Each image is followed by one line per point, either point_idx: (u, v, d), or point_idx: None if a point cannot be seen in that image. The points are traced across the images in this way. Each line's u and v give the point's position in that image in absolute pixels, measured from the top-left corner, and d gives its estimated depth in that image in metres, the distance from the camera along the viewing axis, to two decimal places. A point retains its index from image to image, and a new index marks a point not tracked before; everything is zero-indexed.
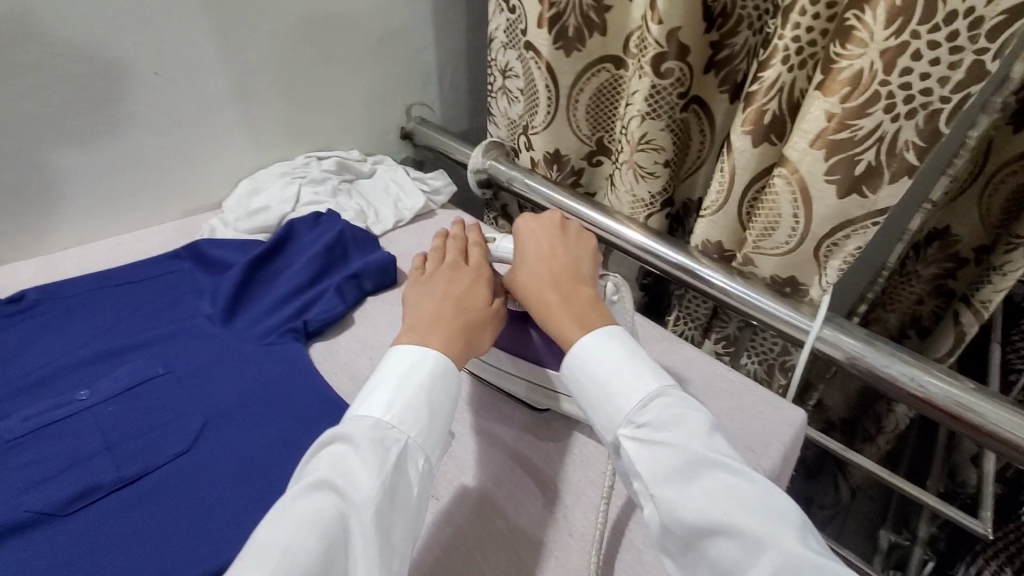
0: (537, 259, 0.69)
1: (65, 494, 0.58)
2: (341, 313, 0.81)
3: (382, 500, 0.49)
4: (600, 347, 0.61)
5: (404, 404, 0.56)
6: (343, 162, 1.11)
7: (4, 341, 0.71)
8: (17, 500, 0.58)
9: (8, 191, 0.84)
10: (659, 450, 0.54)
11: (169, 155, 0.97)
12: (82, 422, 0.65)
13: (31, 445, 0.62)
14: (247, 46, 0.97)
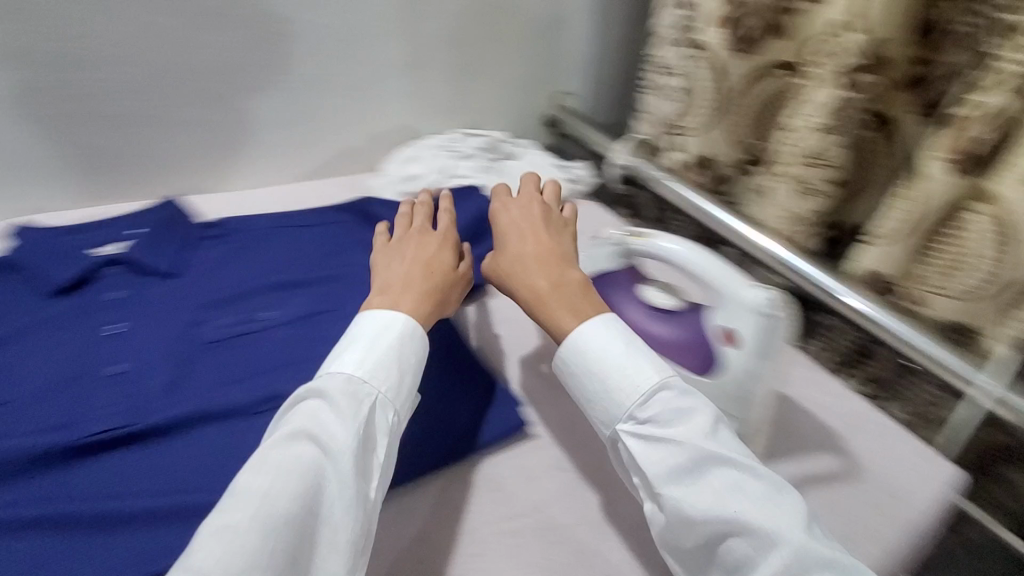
0: (519, 236, 0.67)
1: (256, 395, 0.62)
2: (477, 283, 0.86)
3: (358, 451, 0.47)
4: (602, 336, 0.57)
5: (378, 360, 0.53)
6: (492, 142, 1.16)
7: (204, 261, 0.80)
8: (215, 392, 0.62)
9: (209, 132, 0.95)
10: (662, 450, 0.51)
11: (339, 116, 1.05)
12: (267, 338, 0.70)
13: (226, 348, 0.68)
14: (424, 21, 1.03)
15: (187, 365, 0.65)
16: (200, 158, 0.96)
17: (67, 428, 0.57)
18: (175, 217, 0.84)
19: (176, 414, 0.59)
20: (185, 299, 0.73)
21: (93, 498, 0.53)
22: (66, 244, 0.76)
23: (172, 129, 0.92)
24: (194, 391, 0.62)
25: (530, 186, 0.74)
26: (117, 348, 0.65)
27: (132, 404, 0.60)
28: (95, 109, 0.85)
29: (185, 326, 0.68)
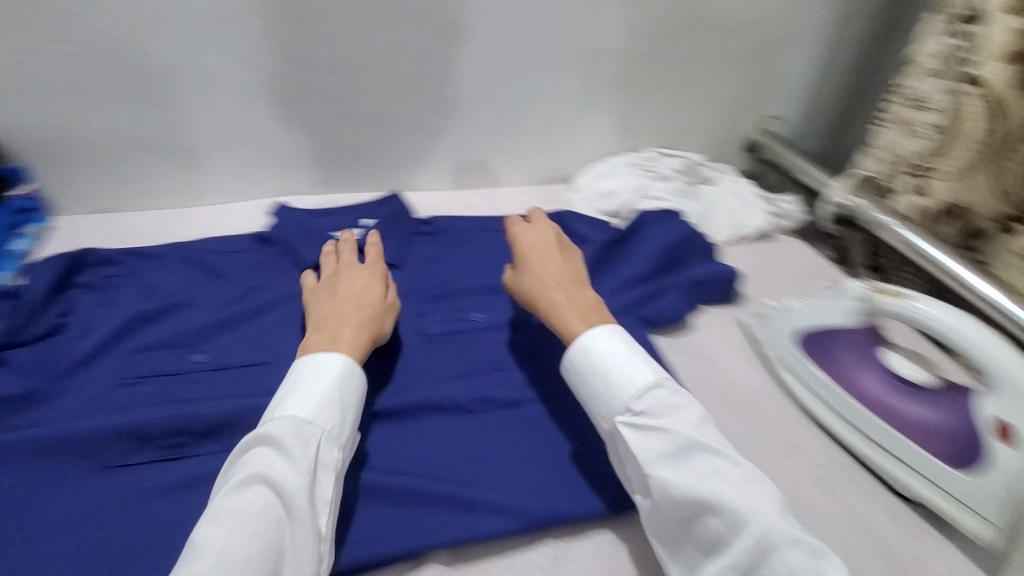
0: (543, 253, 0.72)
1: (469, 394, 0.65)
2: (680, 320, 0.80)
3: (309, 495, 0.48)
4: (604, 341, 0.61)
5: (321, 402, 0.53)
6: (689, 165, 1.10)
7: (418, 258, 0.85)
8: (436, 385, 0.65)
9: (429, 132, 0.97)
10: (652, 438, 0.54)
11: (547, 126, 1.04)
12: (476, 339, 0.73)
13: (442, 343, 0.72)
14: (644, 39, 1.01)
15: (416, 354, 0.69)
16: (419, 155, 0.99)
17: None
18: (398, 215, 0.88)
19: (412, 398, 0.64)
20: (405, 294, 0.78)
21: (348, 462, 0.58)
22: (310, 232, 0.83)
23: (401, 130, 0.95)
24: (416, 382, 0.66)
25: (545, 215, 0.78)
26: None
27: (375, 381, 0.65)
28: (348, 107, 0.90)
29: (410, 318, 0.74)
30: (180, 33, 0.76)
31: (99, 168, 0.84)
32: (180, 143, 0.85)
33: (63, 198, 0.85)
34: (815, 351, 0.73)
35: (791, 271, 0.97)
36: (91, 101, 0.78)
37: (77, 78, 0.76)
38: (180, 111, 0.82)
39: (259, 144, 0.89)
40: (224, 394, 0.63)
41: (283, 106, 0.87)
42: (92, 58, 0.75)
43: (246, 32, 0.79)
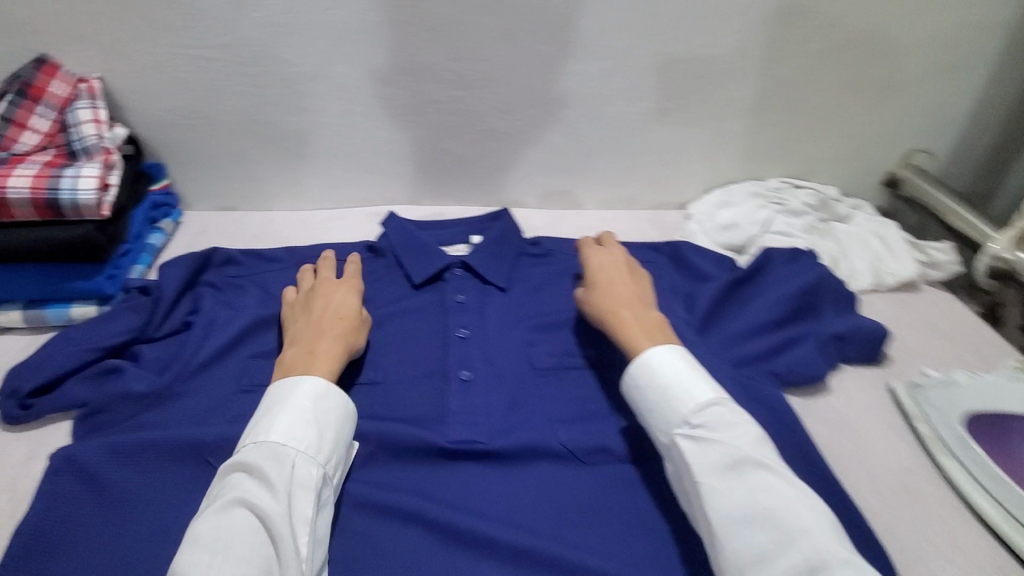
0: (617, 276, 0.72)
1: (587, 443, 0.62)
2: (817, 378, 0.73)
3: (288, 516, 0.48)
4: (664, 360, 0.60)
5: (299, 423, 0.54)
6: (823, 199, 0.99)
7: (524, 281, 0.81)
8: (550, 429, 0.63)
9: (544, 151, 0.93)
10: (710, 452, 0.54)
11: (666, 151, 0.97)
12: (590, 378, 0.69)
13: (553, 379, 0.68)
14: (788, 60, 0.91)
15: (526, 391, 0.66)
16: (531, 172, 0.96)
17: (435, 423, 0.62)
18: (508, 233, 0.84)
19: (524, 441, 0.60)
20: (512, 321, 0.75)
21: (453, 506, 0.56)
22: (420, 246, 0.81)
23: (517, 145, 0.92)
24: (529, 424, 0.63)
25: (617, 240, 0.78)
26: (465, 353, 0.68)
27: (484, 417, 0.62)
28: (464, 123, 0.87)
29: (519, 349, 0.71)
30: (316, 43, 0.76)
31: (228, 169, 0.86)
32: (303, 148, 0.86)
33: (193, 195, 0.88)
34: (983, 433, 0.68)
35: (943, 329, 0.86)
36: (226, 105, 0.80)
37: (215, 83, 0.78)
38: (306, 118, 0.83)
39: (376, 152, 0.89)
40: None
41: (401, 116, 0.85)
42: (231, 64, 0.76)
43: (376, 43, 0.78)
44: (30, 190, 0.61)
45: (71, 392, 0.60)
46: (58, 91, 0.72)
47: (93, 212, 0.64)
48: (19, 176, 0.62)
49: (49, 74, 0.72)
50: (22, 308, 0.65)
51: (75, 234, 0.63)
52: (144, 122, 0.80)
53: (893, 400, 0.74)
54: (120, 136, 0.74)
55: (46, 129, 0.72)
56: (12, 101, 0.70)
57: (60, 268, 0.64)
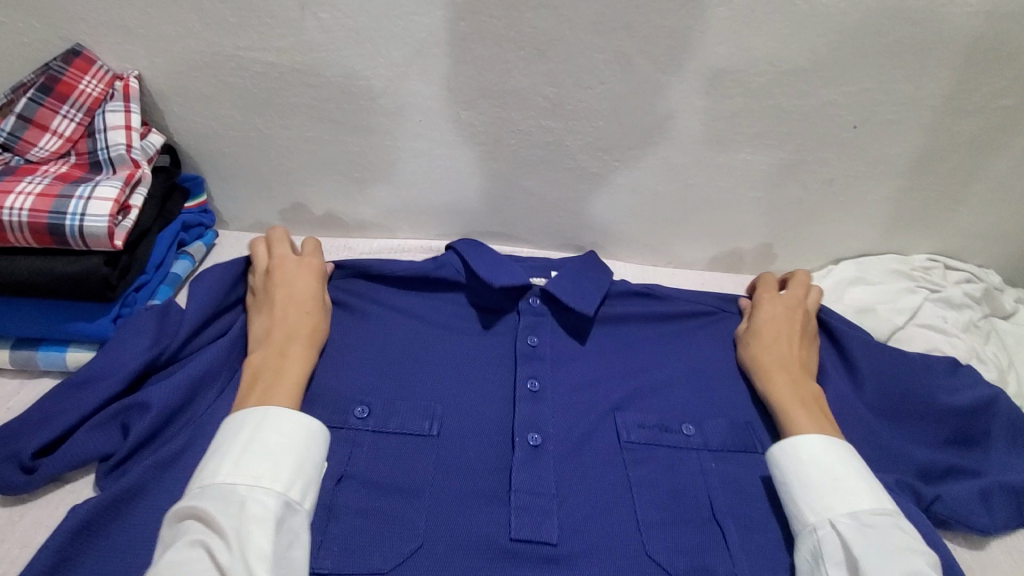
0: (772, 326, 0.66)
1: (684, 559, 0.51)
2: (981, 527, 0.56)
3: (240, 553, 0.42)
4: (839, 451, 0.54)
5: (250, 453, 0.46)
6: (985, 288, 0.80)
7: (613, 348, 0.67)
8: (640, 531, 0.52)
9: (641, 199, 0.78)
10: (888, 557, 0.46)
11: (790, 210, 0.80)
12: (689, 465, 0.57)
13: (643, 459, 0.57)
14: (966, 114, 0.72)
15: (606, 474, 0.56)
16: (622, 222, 0.81)
17: (500, 504, 0.52)
18: (593, 272, 0.71)
19: (598, 545, 0.51)
20: (595, 397, 0.62)
21: None
22: (502, 264, 0.68)
23: (611, 190, 0.77)
24: (612, 521, 0.52)
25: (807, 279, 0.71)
26: (535, 414, 0.58)
27: (554, 503, 0.52)
28: (550, 158, 0.73)
29: (602, 416, 0.60)
30: (390, 54, 0.63)
31: (275, 188, 0.75)
32: (361, 171, 0.74)
33: (233, 213, 0.77)
34: None
35: None
36: (280, 117, 0.68)
37: (269, 91, 0.66)
38: (369, 139, 0.70)
39: (445, 184, 0.76)
40: (385, 474, 0.53)
41: (478, 145, 0.71)
42: (290, 71, 0.64)
43: (461, 58, 0.64)
44: (28, 215, 0.50)
45: (87, 443, 0.49)
46: (88, 90, 0.61)
47: (104, 245, 0.52)
48: (19, 196, 0.51)
49: (80, 69, 0.61)
50: (12, 346, 0.54)
51: (80, 268, 0.52)
52: (185, 128, 0.68)
53: None
54: (154, 146, 0.64)
55: (70, 132, 0.62)
56: (35, 98, 0.60)
57: (60, 304, 0.54)
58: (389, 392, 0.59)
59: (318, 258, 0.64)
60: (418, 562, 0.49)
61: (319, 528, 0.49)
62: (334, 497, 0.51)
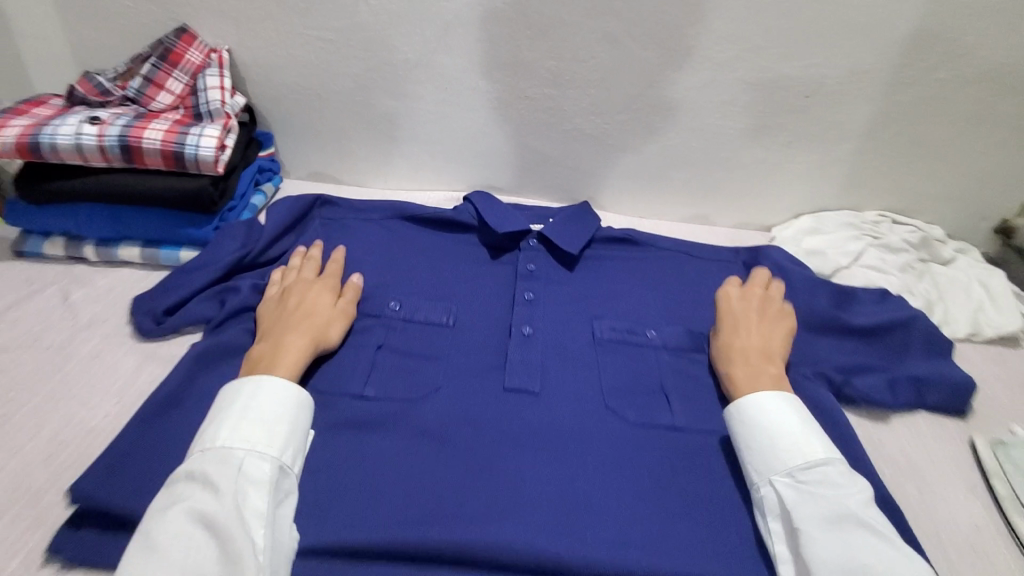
0: (746, 325, 0.71)
1: (634, 414, 0.66)
2: (883, 405, 0.71)
3: (235, 510, 0.46)
4: (777, 415, 0.60)
5: (246, 421, 0.52)
6: (924, 237, 0.93)
7: (598, 276, 0.83)
8: (602, 393, 0.68)
9: (628, 157, 0.93)
10: (809, 501, 0.53)
11: (755, 169, 0.94)
12: (647, 356, 0.73)
13: (611, 351, 0.73)
14: (904, 86, 0.85)
15: (583, 357, 0.72)
16: (612, 178, 0.96)
17: (498, 370, 0.68)
18: (584, 216, 0.87)
19: (570, 399, 0.67)
20: (579, 306, 0.78)
21: (499, 440, 0.62)
22: (505, 212, 0.85)
23: (602, 149, 0.92)
24: (582, 387, 0.68)
25: (767, 280, 0.77)
26: (530, 313, 0.74)
27: (539, 371, 0.68)
28: (551, 121, 0.89)
29: (584, 320, 0.76)
30: (426, 32, 0.80)
31: (327, 144, 0.92)
32: (398, 132, 0.91)
33: (293, 164, 0.95)
34: None
35: None
36: (336, 85, 0.86)
37: (329, 63, 0.83)
38: (405, 104, 0.88)
39: (465, 143, 0.92)
40: (414, 348, 0.70)
41: (493, 110, 0.88)
42: (346, 47, 0.82)
43: (481, 36, 0.80)
44: (160, 142, 0.68)
45: (197, 308, 0.66)
46: (192, 59, 0.79)
47: (210, 169, 0.70)
48: (153, 128, 0.69)
49: (188, 42, 0.79)
50: (141, 246, 0.72)
51: (194, 187, 0.70)
52: (260, 93, 0.86)
53: (971, 451, 0.68)
54: (239, 104, 0.82)
55: (178, 91, 0.80)
56: (155, 64, 0.78)
57: (175, 214, 0.71)
58: (417, 296, 0.76)
59: (336, 280, 0.72)
60: (435, 402, 0.64)
61: (361, 375, 0.66)
62: (376, 359, 0.68)
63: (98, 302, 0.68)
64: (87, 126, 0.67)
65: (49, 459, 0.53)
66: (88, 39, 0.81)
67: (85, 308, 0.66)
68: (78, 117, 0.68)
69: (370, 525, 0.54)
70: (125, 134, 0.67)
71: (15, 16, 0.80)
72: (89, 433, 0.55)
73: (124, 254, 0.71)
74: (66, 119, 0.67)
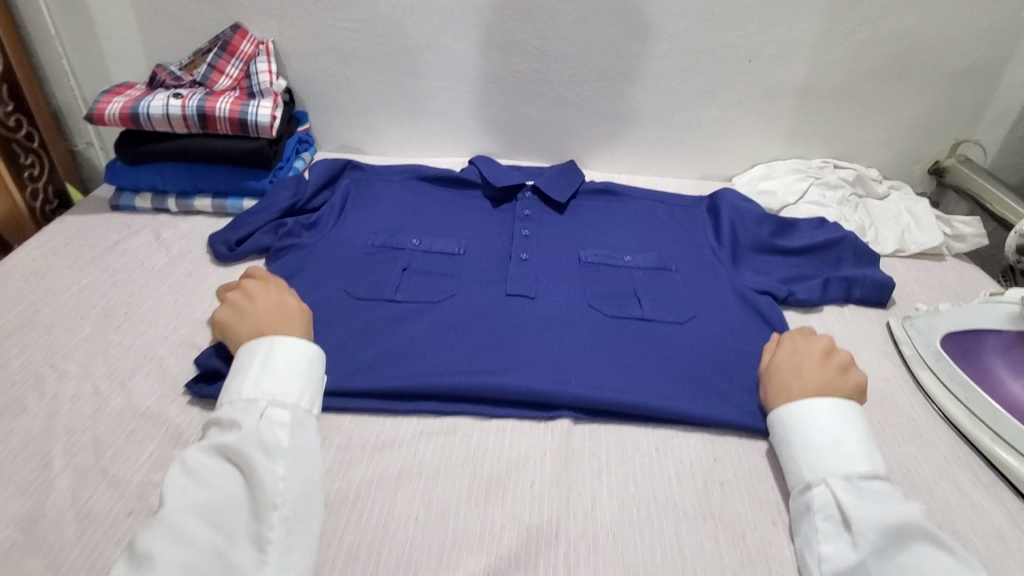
0: (806, 380, 0.64)
1: (613, 311, 0.76)
2: (818, 299, 0.85)
3: (258, 446, 0.52)
4: (832, 431, 0.58)
5: (267, 375, 0.58)
6: (860, 177, 1.09)
7: (586, 215, 0.95)
8: (587, 298, 0.78)
9: (606, 119, 1.10)
10: (871, 509, 0.51)
11: (714, 125, 1.11)
12: (625, 274, 0.83)
13: (596, 271, 0.83)
14: (830, 48, 1.02)
15: (571, 274, 0.82)
16: (594, 138, 1.13)
17: (499, 284, 0.78)
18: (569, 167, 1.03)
19: (560, 303, 0.77)
20: (570, 237, 0.89)
21: (497, 330, 0.72)
22: (502, 170, 0.97)
23: (582, 113, 1.09)
24: (571, 296, 0.78)
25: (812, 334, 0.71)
26: (527, 244, 0.85)
27: (535, 283, 0.78)
28: (539, 90, 1.06)
29: (573, 248, 0.87)
30: (433, 20, 0.98)
31: (353, 119, 1.10)
32: (411, 105, 1.08)
33: (324, 139, 1.13)
34: (959, 352, 0.74)
35: (950, 286, 0.93)
36: (360, 68, 1.04)
37: (355, 50, 1.01)
38: (417, 81, 1.05)
39: (467, 113, 1.09)
40: (431, 270, 0.80)
41: (489, 83, 1.05)
42: (367, 35, 1.00)
43: (478, 21, 0.98)
44: (229, 111, 0.86)
45: (260, 239, 0.82)
46: (246, 49, 0.98)
47: (266, 132, 0.87)
48: (222, 100, 0.87)
49: (241, 36, 0.98)
50: (212, 198, 0.90)
51: (254, 147, 0.87)
52: (298, 79, 1.05)
53: (888, 331, 0.83)
54: (282, 86, 1.00)
55: (234, 75, 0.98)
56: (217, 54, 0.97)
57: (238, 171, 0.89)
58: (425, 231, 0.88)
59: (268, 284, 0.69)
60: (453, 304, 0.75)
61: (380, 285, 0.77)
62: (404, 277, 0.78)
63: (184, 239, 0.85)
64: (172, 101, 0.85)
65: (165, 338, 0.69)
66: (159, 37, 1.00)
67: (173, 243, 0.84)
68: (163, 95, 0.87)
69: (394, 378, 0.65)
70: (202, 106, 0.85)
71: (100, 21, 0.99)
72: (192, 320, 0.71)
73: (199, 204, 0.89)
74: (154, 97, 0.86)
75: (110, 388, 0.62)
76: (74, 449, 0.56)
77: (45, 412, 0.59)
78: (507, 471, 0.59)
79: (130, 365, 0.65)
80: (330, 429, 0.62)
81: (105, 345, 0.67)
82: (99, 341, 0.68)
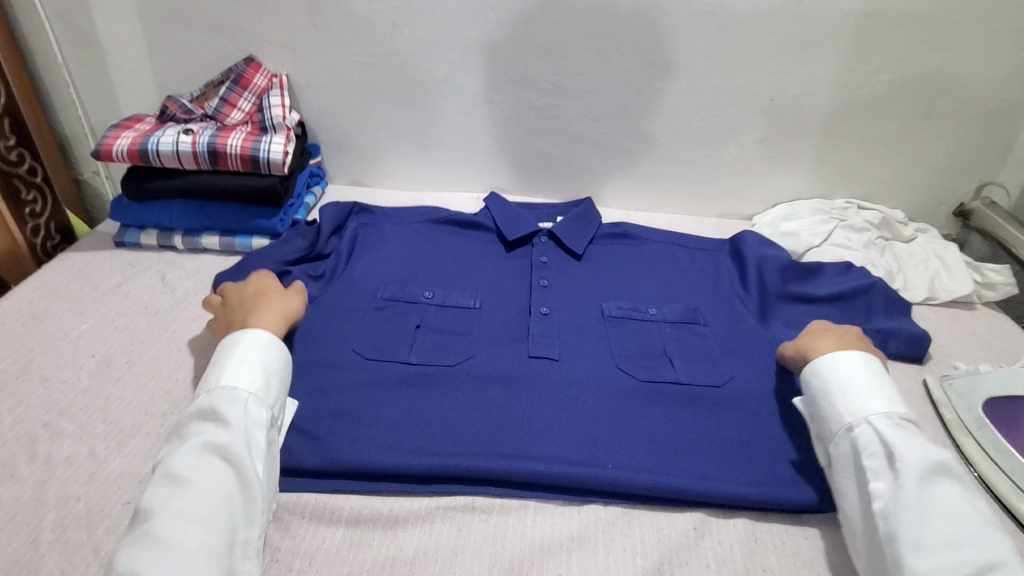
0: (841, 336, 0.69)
1: (641, 374, 0.71)
2: None
3: (244, 444, 0.54)
4: (863, 373, 0.63)
5: (245, 370, 0.59)
6: (886, 219, 1.06)
7: (605, 262, 0.91)
8: (612, 359, 0.73)
9: (624, 156, 1.07)
10: (911, 443, 0.56)
11: (734, 164, 1.08)
12: (649, 330, 0.79)
13: (620, 327, 0.79)
14: (854, 89, 1.00)
15: (594, 330, 0.78)
16: (612, 175, 1.10)
17: (520, 342, 0.74)
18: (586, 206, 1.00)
19: (584, 366, 0.72)
20: (590, 287, 0.86)
21: (518, 395, 0.68)
22: (515, 214, 0.93)
23: (600, 151, 1.07)
24: (595, 356, 0.74)
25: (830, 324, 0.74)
26: (545, 297, 0.81)
27: (557, 342, 0.74)
28: (556, 127, 1.04)
29: (594, 301, 0.83)
30: (449, 55, 0.96)
31: (365, 153, 1.08)
32: (425, 140, 1.06)
33: (336, 171, 1.10)
34: (999, 417, 0.71)
35: (983, 338, 0.90)
36: (374, 102, 1.01)
37: (369, 84, 0.99)
38: (431, 116, 1.03)
39: (482, 149, 1.07)
40: (447, 326, 0.76)
41: (505, 119, 1.03)
42: (383, 70, 0.98)
43: (494, 58, 0.96)
44: (241, 148, 0.83)
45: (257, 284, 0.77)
46: (259, 82, 0.96)
47: (278, 170, 0.85)
48: (234, 137, 0.84)
49: (255, 68, 0.96)
50: (220, 235, 0.87)
51: (265, 184, 0.84)
52: (311, 112, 1.03)
53: (926, 390, 0.79)
54: (295, 120, 0.97)
55: (247, 109, 0.96)
56: (229, 87, 0.95)
57: (249, 209, 0.86)
58: (439, 280, 0.84)
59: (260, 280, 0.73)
60: (471, 364, 0.70)
61: (394, 342, 0.73)
62: (417, 335, 0.74)
63: (190, 279, 0.82)
64: (182, 137, 0.83)
65: (167, 391, 0.65)
66: (170, 68, 0.98)
67: (179, 284, 0.81)
68: (174, 130, 0.84)
69: (410, 452, 0.61)
70: (213, 142, 0.83)
71: (111, 52, 0.97)
72: (195, 371, 0.68)
73: (206, 242, 0.86)
74: (164, 133, 0.84)
75: (107, 450, 0.58)
76: (65, 521, 0.52)
77: (37, 477, 0.56)
78: (530, 556, 0.55)
79: (130, 423, 0.61)
80: (343, 502, 0.59)
81: (104, 399, 0.64)
82: (98, 394, 0.64)
